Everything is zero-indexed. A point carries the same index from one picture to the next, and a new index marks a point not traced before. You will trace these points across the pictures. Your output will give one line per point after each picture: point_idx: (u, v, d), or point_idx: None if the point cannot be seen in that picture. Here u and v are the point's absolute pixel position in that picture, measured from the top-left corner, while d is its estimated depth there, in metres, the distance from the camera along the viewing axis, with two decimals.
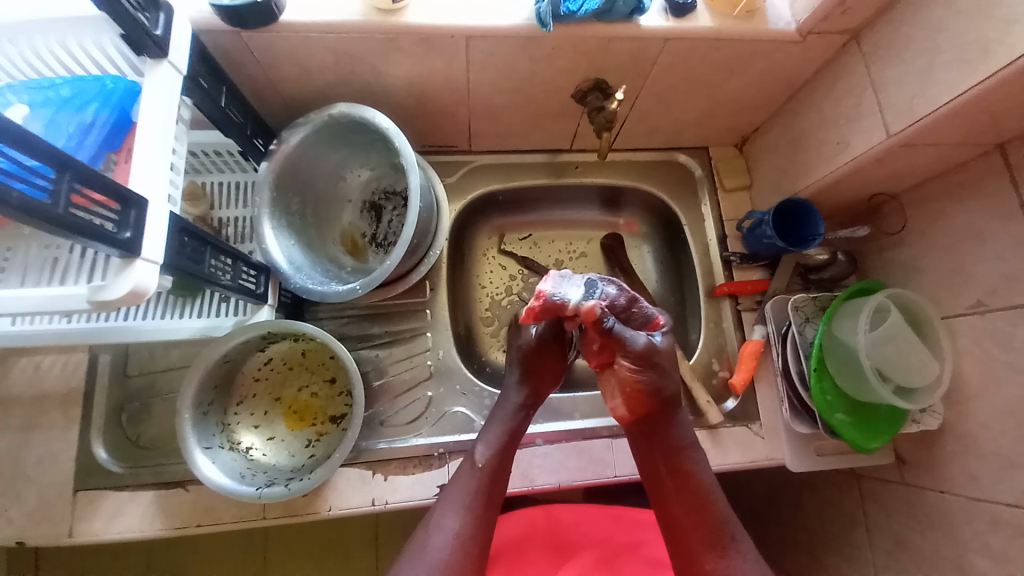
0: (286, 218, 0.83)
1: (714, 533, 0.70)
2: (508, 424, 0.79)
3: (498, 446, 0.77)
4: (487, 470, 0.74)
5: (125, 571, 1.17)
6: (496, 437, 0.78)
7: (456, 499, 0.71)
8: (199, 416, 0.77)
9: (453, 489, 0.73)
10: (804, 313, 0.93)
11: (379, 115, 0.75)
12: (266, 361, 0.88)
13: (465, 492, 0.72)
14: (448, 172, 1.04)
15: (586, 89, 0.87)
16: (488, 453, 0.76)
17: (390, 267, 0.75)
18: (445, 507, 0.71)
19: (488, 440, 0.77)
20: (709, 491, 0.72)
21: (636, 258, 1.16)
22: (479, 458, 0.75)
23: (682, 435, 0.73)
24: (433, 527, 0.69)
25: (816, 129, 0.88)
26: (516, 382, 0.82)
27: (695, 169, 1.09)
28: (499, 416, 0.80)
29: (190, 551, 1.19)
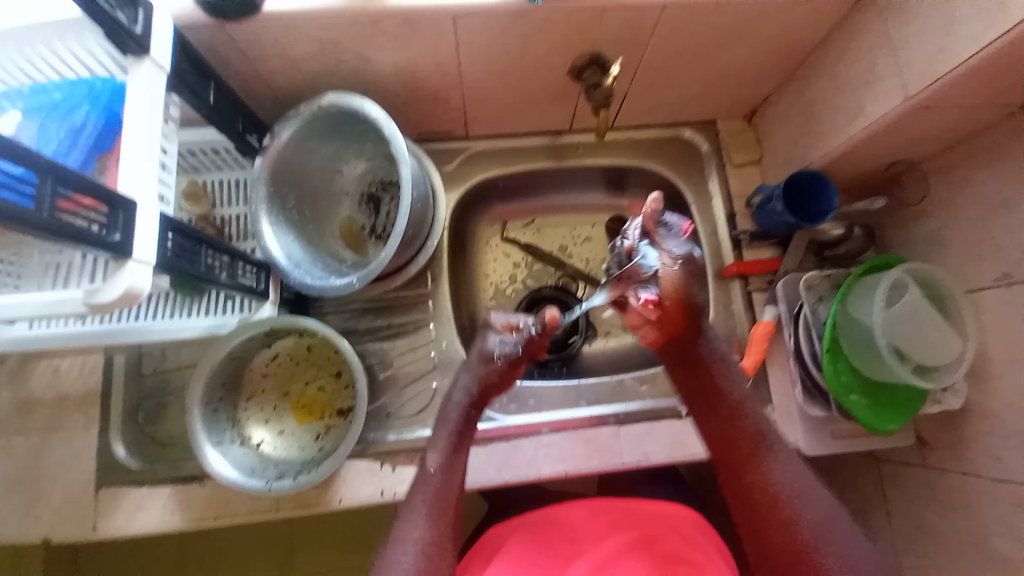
0: (283, 213, 0.82)
1: (773, 482, 0.69)
2: (453, 432, 0.78)
3: (449, 455, 0.76)
4: (443, 481, 0.73)
5: (158, 563, 1.21)
6: (446, 444, 0.77)
7: (420, 508, 0.71)
8: (209, 416, 0.78)
9: (414, 500, 0.72)
10: (816, 292, 0.90)
11: (370, 104, 0.73)
12: (272, 357, 0.88)
13: (426, 499, 0.72)
14: (446, 160, 1.03)
15: (582, 65, 0.85)
16: (439, 463, 0.75)
17: (385, 260, 0.74)
18: (408, 518, 0.70)
19: (436, 451, 0.76)
20: (766, 442, 0.71)
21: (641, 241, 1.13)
22: (432, 469, 0.74)
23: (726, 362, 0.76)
24: (395, 540, 0.69)
25: (828, 96, 0.84)
26: (461, 382, 0.81)
27: (701, 145, 1.05)
28: (441, 426, 0.79)
29: (217, 545, 1.22)
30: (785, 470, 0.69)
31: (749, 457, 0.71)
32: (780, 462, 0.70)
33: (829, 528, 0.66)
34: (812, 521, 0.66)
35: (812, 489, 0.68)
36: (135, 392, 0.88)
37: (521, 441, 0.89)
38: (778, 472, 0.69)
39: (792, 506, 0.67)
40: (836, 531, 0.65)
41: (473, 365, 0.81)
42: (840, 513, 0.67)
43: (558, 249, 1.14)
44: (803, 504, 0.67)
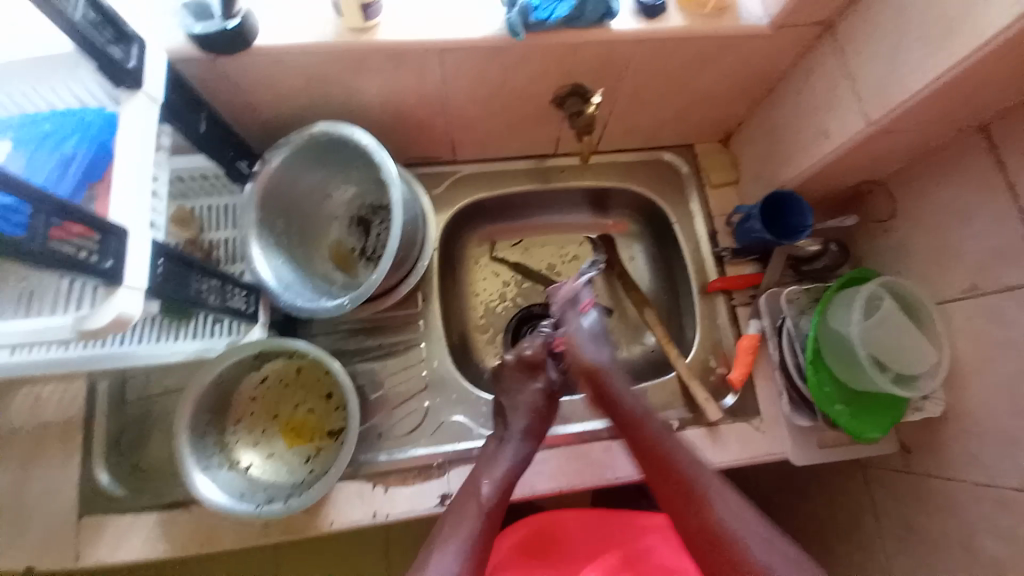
0: (273, 238, 0.84)
1: (708, 513, 0.69)
2: (508, 460, 0.81)
3: (504, 481, 0.78)
4: (491, 505, 0.75)
5: None
6: (500, 468, 0.80)
7: (459, 534, 0.71)
8: (196, 440, 0.78)
9: (457, 522, 0.73)
10: (798, 305, 0.92)
11: (359, 132, 0.76)
12: (261, 380, 0.89)
13: (470, 528, 0.72)
14: (434, 183, 1.05)
15: (564, 94, 0.89)
16: (489, 489, 0.77)
17: (375, 282, 0.76)
18: (446, 542, 0.70)
19: (487, 477, 0.78)
20: (702, 484, 0.71)
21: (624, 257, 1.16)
22: (483, 493, 0.76)
23: (664, 432, 0.80)
24: (437, 556, 0.69)
25: (797, 120, 0.88)
26: (519, 415, 0.86)
27: (680, 166, 1.09)
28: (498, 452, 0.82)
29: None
30: (720, 494, 0.70)
31: (685, 484, 0.72)
32: (712, 482, 0.72)
33: (758, 545, 0.64)
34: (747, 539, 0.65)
35: (747, 511, 0.68)
36: (124, 421, 0.90)
37: None
38: (711, 494, 0.70)
39: (710, 518, 0.68)
40: (773, 548, 0.64)
41: (533, 397, 0.88)
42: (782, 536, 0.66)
43: (545, 268, 1.16)
44: (722, 514, 0.68)
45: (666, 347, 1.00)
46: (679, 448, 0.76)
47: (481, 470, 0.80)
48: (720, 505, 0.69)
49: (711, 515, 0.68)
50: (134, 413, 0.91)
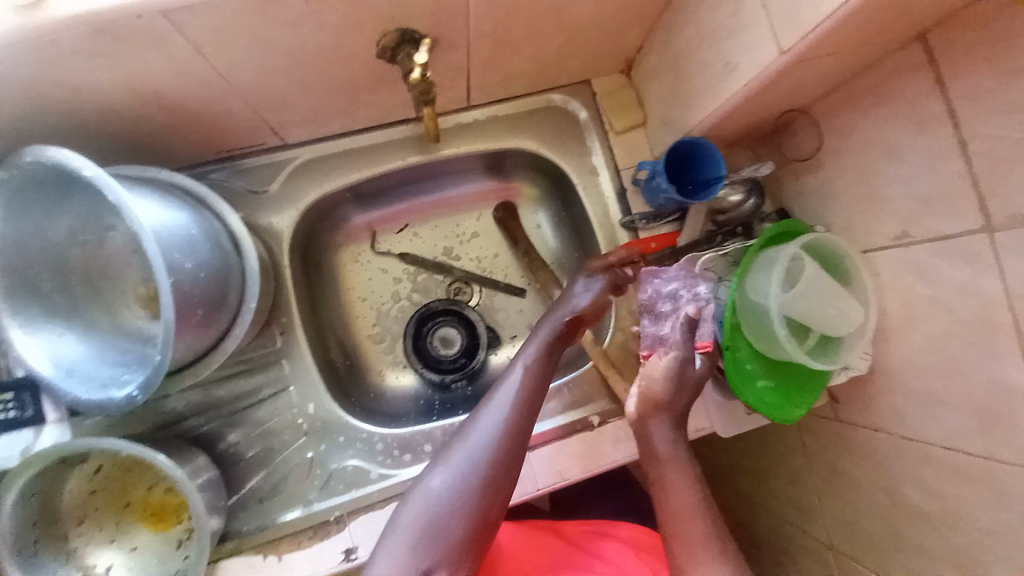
0: (37, 305, 0.62)
1: None
2: (496, 452, 0.58)
3: (476, 470, 0.56)
4: (460, 517, 0.54)
5: None
6: (478, 460, 0.57)
7: (402, 531, 0.54)
8: (20, 567, 0.65)
9: (400, 517, 0.55)
10: (715, 274, 0.80)
11: (69, 154, 0.52)
12: (94, 472, 0.72)
13: (419, 523, 0.54)
14: (266, 180, 0.81)
15: (391, 44, 0.65)
16: (454, 501, 0.55)
17: (161, 363, 0.55)
18: (387, 538, 0.54)
19: (455, 476, 0.56)
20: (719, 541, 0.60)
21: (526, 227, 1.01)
22: (436, 485, 0.56)
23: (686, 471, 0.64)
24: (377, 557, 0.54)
25: (702, 44, 0.68)
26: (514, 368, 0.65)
27: (577, 111, 0.89)
28: (473, 435, 0.59)
29: None
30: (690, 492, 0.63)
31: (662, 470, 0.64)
32: (681, 479, 0.64)
33: None
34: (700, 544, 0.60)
35: (707, 513, 0.62)
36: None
37: None
38: (684, 490, 0.63)
39: None
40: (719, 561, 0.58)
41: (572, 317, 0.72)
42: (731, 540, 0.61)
43: (442, 252, 1.00)
44: None
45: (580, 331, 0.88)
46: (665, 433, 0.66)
47: (450, 446, 0.59)
48: (687, 504, 0.62)
49: (680, 511, 0.62)
50: None
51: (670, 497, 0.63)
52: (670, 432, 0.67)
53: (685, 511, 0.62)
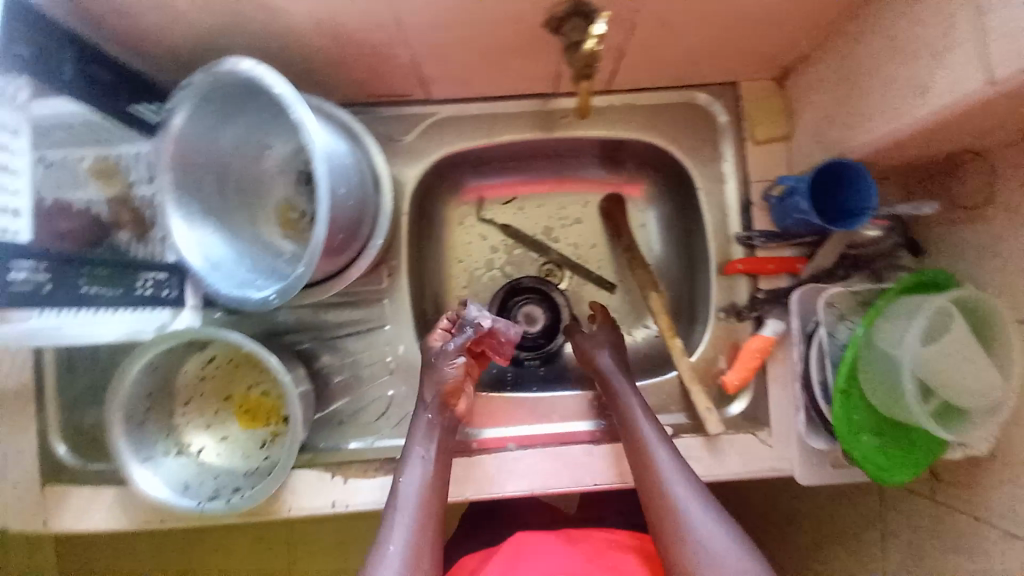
0: (198, 201, 0.69)
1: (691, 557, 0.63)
2: (422, 506, 0.67)
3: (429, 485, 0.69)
4: (415, 557, 0.64)
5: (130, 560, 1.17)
6: (414, 518, 0.66)
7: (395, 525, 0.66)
8: (133, 429, 0.72)
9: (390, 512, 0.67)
10: (837, 310, 0.75)
11: (265, 69, 0.55)
12: (208, 360, 0.81)
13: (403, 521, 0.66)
14: (402, 129, 0.85)
15: (561, 15, 0.63)
16: (409, 541, 0.65)
17: (305, 275, 0.61)
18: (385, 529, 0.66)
19: (404, 529, 0.65)
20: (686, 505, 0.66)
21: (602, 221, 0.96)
22: (406, 494, 0.68)
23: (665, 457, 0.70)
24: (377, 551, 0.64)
25: (890, 61, 0.63)
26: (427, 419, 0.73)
27: (719, 113, 0.85)
28: (402, 498, 0.68)
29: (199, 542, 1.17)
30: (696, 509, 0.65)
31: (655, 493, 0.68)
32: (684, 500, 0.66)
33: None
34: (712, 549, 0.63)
35: (714, 518, 0.65)
36: (80, 384, 0.82)
37: (484, 457, 0.82)
38: (683, 502, 0.66)
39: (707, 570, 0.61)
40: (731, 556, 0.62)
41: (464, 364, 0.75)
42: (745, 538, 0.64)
43: (541, 231, 0.99)
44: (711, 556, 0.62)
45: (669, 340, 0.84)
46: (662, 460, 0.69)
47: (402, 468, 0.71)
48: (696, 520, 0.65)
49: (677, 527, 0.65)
50: (90, 378, 0.82)
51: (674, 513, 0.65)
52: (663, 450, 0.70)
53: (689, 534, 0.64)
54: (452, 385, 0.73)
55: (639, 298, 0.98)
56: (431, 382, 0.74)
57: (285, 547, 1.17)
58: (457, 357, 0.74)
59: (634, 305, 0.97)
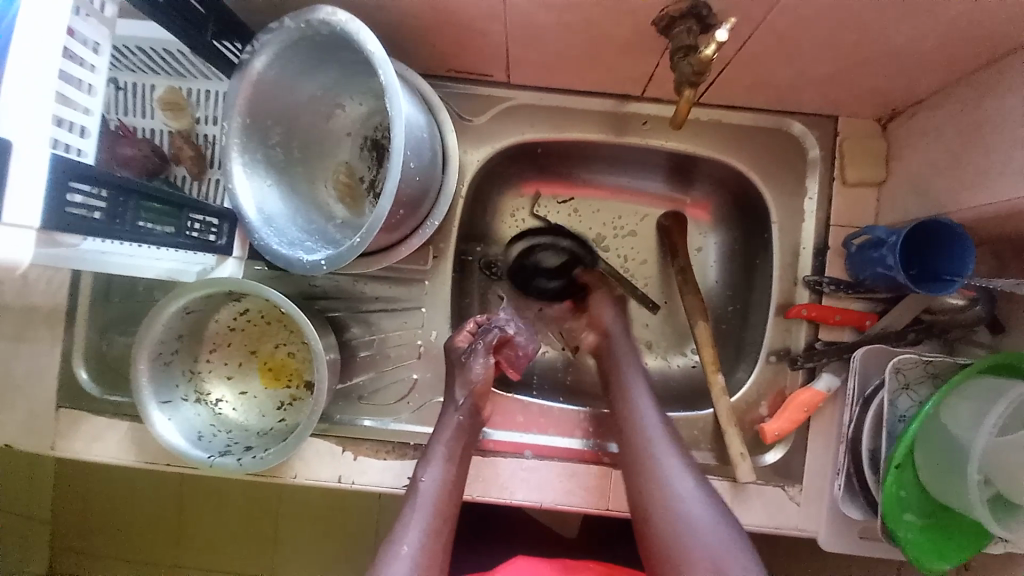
0: (263, 150, 0.67)
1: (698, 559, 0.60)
2: (437, 507, 0.66)
3: (448, 478, 0.68)
4: (424, 556, 0.62)
5: (130, 490, 1.18)
6: (428, 517, 0.65)
7: (413, 518, 0.65)
8: (158, 368, 0.71)
9: (410, 507, 0.66)
10: (904, 378, 0.69)
11: (360, 26, 0.54)
12: (242, 312, 0.79)
13: (421, 513, 0.65)
14: (475, 110, 0.82)
15: (675, 14, 0.59)
16: (420, 542, 0.63)
17: (360, 245, 0.59)
18: (404, 523, 0.65)
19: (417, 528, 0.64)
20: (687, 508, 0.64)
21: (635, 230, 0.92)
22: (425, 482, 0.68)
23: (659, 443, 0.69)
24: (394, 546, 0.63)
25: (1022, 121, 0.57)
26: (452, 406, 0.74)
27: (809, 146, 0.80)
28: (419, 499, 0.67)
29: (197, 487, 1.17)
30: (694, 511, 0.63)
31: (660, 509, 0.64)
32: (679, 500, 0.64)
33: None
34: (706, 552, 0.60)
35: (709, 516, 0.63)
36: (113, 313, 0.81)
37: (499, 459, 0.79)
38: (680, 493, 0.65)
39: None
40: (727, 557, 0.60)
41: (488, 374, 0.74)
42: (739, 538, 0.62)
43: (593, 238, 0.94)
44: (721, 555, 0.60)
45: (710, 374, 0.79)
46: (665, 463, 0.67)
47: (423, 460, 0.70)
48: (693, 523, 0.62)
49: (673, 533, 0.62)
50: (122, 308, 0.82)
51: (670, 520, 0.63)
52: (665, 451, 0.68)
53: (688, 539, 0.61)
54: (481, 387, 0.74)
55: (684, 323, 0.94)
56: (461, 384, 0.74)
57: (279, 508, 1.16)
58: (486, 358, 0.74)
59: (677, 331, 0.93)
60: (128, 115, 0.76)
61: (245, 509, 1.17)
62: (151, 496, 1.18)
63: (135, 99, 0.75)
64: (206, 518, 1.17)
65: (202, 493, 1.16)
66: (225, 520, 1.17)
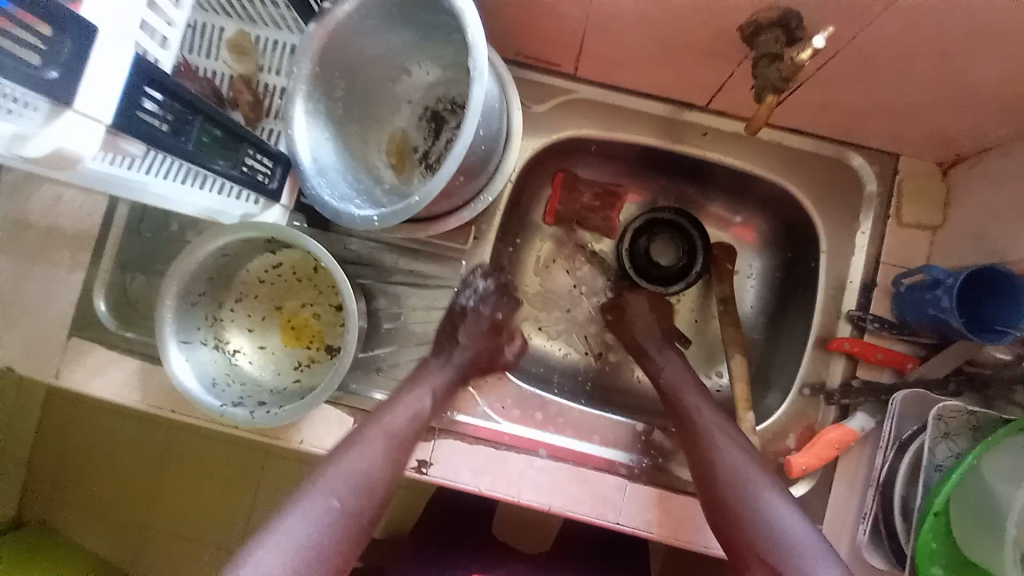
0: (326, 102, 0.67)
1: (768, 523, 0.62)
2: (394, 434, 0.68)
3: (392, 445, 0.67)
4: (371, 488, 0.64)
5: (116, 437, 1.14)
6: (355, 483, 0.63)
7: (338, 481, 0.62)
8: (183, 308, 0.69)
9: (337, 470, 0.63)
10: (945, 427, 0.66)
11: None
12: (274, 265, 0.77)
13: (348, 478, 0.63)
14: (536, 98, 0.81)
15: (764, 22, 0.58)
16: (378, 463, 0.65)
17: (415, 204, 0.57)
18: (325, 485, 0.62)
19: (375, 449, 0.66)
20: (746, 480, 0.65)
21: (659, 251, 0.90)
22: (369, 449, 0.66)
23: (707, 414, 0.72)
24: (307, 502, 0.60)
25: None
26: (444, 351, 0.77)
27: (867, 181, 0.79)
28: (349, 467, 0.64)
29: (184, 443, 1.14)
30: (773, 498, 0.64)
31: (725, 483, 0.65)
32: (744, 481, 0.65)
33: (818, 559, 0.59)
34: (783, 532, 0.61)
35: (788, 506, 0.63)
36: (142, 247, 0.80)
37: (511, 453, 0.76)
38: (739, 465, 0.66)
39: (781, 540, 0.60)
40: (814, 553, 0.59)
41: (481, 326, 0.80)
42: (825, 541, 0.61)
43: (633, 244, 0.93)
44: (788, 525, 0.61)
45: (740, 410, 0.78)
46: (721, 440, 0.69)
47: (366, 428, 0.68)
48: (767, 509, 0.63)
49: (748, 515, 0.63)
50: (152, 244, 0.80)
51: (738, 497, 0.64)
52: (721, 433, 0.70)
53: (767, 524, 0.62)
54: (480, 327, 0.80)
55: (714, 344, 0.92)
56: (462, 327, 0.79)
57: (262, 475, 1.12)
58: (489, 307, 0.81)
59: (706, 351, 0.91)
60: (196, 54, 0.76)
61: (229, 473, 1.13)
62: (136, 446, 1.14)
63: (203, 38, 0.75)
64: (187, 476, 1.13)
65: (190, 451, 1.13)
66: (206, 481, 1.13)
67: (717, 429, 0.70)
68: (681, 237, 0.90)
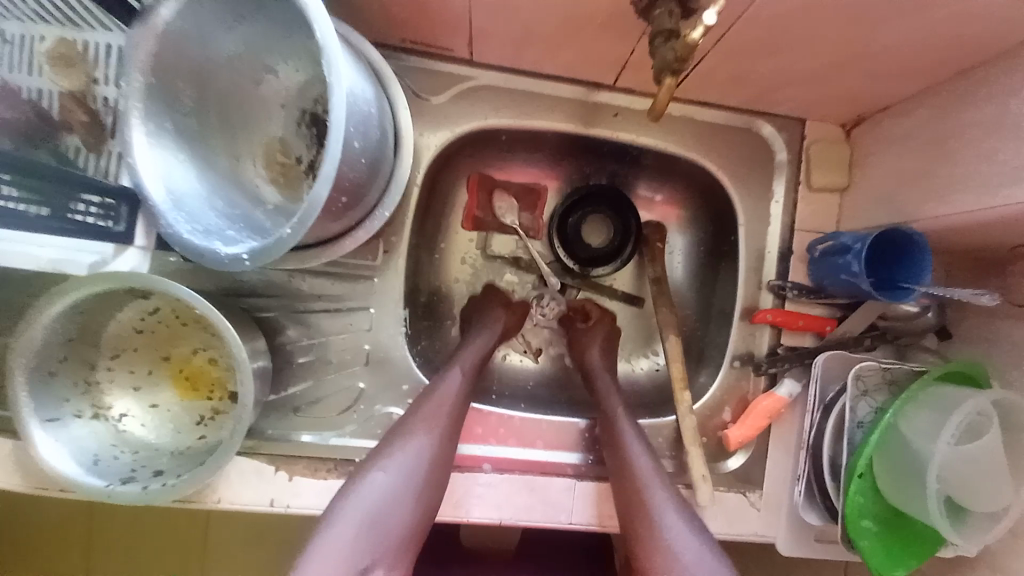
0: (173, 119, 0.57)
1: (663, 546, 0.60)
2: (412, 471, 0.61)
3: (410, 473, 0.61)
4: (400, 524, 0.58)
5: None
6: (363, 522, 0.57)
7: (348, 517, 0.57)
8: (39, 380, 0.59)
9: (348, 505, 0.58)
10: (863, 385, 0.69)
11: None
12: (150, 311, 0.67)
13: (361, 511, 0.57)
14: (434, 88, 0.74)
15: None
16: (394, 506, 0.59)
17: (290, 236, 0.50)
18: (337, 521, 0.56)
19: (386, 486, 0.59)
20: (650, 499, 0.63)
21: (590, 231, 0.86)
22: (382, 477, 0.60)
23: (629, 427, 0.70)
24: (319, 547, 0.55)
25: (984, 132, 0.57)
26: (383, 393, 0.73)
27: (778, 148, 0.79)
28: (356, 504, 0.58)
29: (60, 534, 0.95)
30: (669, 507, 0.62)
31: (635, 500, 0.64)
32: (649, 477, 0.65)
33: None
34: (677, 554, 0.59)
35: (682, 517, 0.62)
36: None
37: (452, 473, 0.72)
38: (645, 477, 0.65)
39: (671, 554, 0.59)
40: (703, 561, 0.58)
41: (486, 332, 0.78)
42: (715, 547, 0.60)
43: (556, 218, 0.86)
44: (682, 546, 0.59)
45: (677, 390, 0.77)
46: (633, 447, 0.67)
47: (374, 455, 0.62)
48: (664, 514, 0.62)
49: (651, 523, 0.61)
50: None
51: (639, 495, 0.64)
52: (637, 438, 0.68)
53: (653, 521, 0.61)
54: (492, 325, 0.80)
55: (648, 326, 0.91)
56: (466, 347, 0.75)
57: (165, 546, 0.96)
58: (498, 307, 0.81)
59: (642, 333, 0.90)
60: (11, 71, 0.61)
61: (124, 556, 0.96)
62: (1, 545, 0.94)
63: (21, 52, 0.61)
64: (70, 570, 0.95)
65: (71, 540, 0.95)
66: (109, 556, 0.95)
67: (628, 433, 0.69)
68: (616, 218, 0.86)
